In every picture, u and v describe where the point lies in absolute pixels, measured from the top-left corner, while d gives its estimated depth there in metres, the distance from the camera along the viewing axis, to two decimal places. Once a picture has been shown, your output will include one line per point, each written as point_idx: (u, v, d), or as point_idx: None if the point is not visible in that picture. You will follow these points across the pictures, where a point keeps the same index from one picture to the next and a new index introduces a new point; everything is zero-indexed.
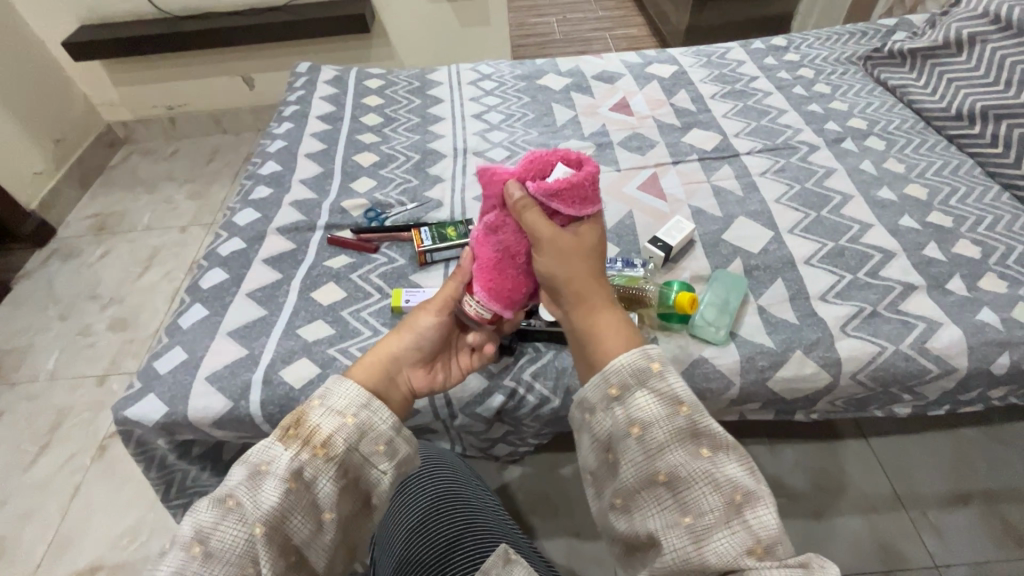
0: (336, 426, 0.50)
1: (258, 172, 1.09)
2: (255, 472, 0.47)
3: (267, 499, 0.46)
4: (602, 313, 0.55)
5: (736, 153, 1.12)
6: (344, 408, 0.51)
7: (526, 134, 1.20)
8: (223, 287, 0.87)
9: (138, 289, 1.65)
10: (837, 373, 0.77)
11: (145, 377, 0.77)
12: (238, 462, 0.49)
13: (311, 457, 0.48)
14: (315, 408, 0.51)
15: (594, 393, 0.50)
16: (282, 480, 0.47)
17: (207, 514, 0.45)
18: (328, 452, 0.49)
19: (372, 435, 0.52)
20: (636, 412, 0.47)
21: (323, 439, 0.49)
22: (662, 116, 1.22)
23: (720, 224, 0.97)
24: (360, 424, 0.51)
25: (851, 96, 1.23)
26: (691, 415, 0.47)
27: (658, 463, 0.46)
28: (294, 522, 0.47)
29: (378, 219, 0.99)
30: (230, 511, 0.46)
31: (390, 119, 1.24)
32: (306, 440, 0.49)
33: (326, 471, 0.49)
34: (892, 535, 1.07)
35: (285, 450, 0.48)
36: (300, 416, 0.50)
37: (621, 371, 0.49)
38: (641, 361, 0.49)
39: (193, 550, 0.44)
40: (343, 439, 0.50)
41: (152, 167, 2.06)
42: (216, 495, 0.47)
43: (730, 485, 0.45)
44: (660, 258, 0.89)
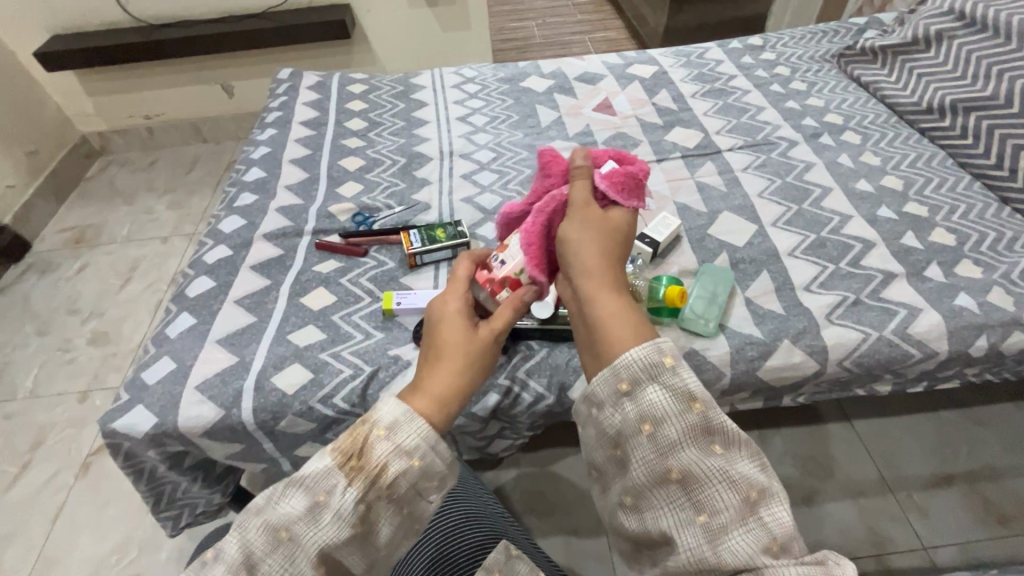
0: (403, 465, 0.47)
1: (242, 179, 1.08)
2: (314, 503, 0.46)
3: (327, 536, 0.46)
4: (614, 297, 0.56)
5: (717, 150, 1.14)
6: (413, 448, 0.48)
7: (511, 136, 1.21)
8: (211, 296, 0.86)
9: (118, 302, 1.62)
10: (824, 360, 0.79)
11: (133, 388, 0.75)
12: (295, 486, 0.47)
13: (375, 497, 0.47)
14: (380, 444, 0.48)
15: (603, 388, 0.50)
16: (343, 522, 0.46)
17: (261, 540, 0.46)
18: (391, 493, 0.47)
19: (431, 473, 0.49)
20: (647, 408, 0.47)
21: (389, 479, 0.47)
22: (645, 115, 1.24)
23: (705, 220, 0.99)
24: (426, 467, 0.48)
25: (827, 92, 1.27)
26: (704, 411, 0.47)
27: (670, 460, 0.46)
28: (350, 555, 0.48)
29: (366, 223, 0.99)
30: (282, 544, 0.46)
31: (375, 124, 1.23)
32: (372, 479, 0.47)
33: (386, 508, 0.48)
34: (881, 519, 1.10)
35: (348, 485, 0.46)
36: (364, 450, 0.48)
37: (631, 366, 0.49)
38: (653, 354, 0.49)
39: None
40: (407, 483, 0.47)
41: (130, 178, 2.03)
42: (270, 523, 0.46)
43: (745, 482, 0.45)
44: (648, 254, 0.90)
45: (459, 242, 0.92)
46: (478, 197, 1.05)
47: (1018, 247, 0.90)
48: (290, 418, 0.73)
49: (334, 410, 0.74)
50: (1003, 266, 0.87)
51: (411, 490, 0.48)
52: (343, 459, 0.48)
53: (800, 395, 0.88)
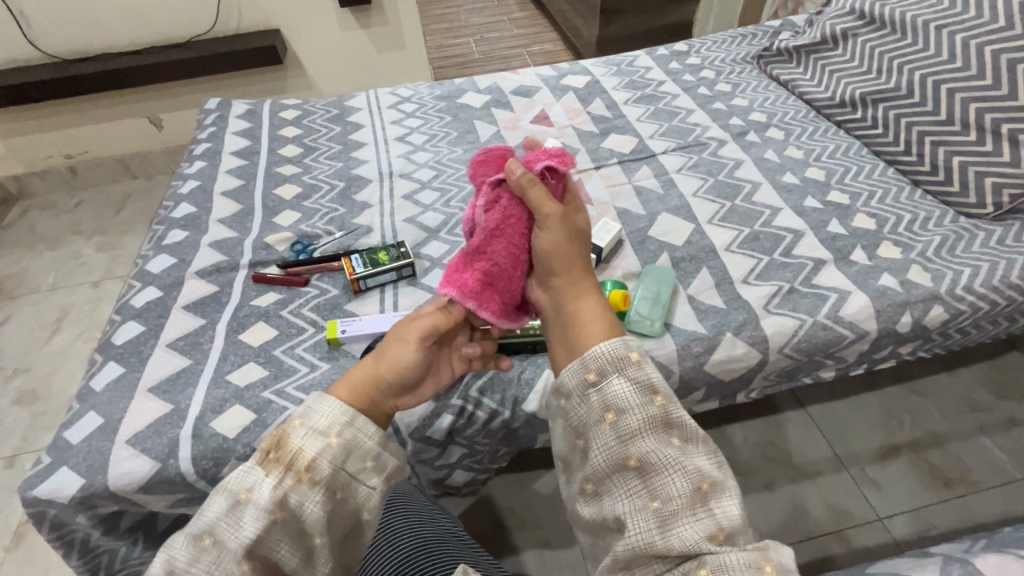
0: (318, 448, 0.53)
1: (170, 216, 1.03)
2: (236, 500, 0.50)
3: (250, 530, 0.48)
4: (589, 298, 0.58)
5: (652, 153, 1.17)
6: (328, 426, 0.54)
7: (451, 152, 1.21)
8: (140, 342, 0.81)
9: (46, 355, 1.52)
10: (766, 349, 0.81)
11: (55, 449, 0.70)
12: (216, 491, 0.51)
13: (296, 481, 0.51)
14: (295, 427, 0.54)
15: (573, 378, 0.53)
16: (264, 507, 0.49)
17: (184, 549, 0.47)
18: (312, 476, 0.52)
19: (357, 452, 0.55)
20: (612, 399, 0.50)
21: (307, 462, 0.52)
22: (581, 124, 1.27)
23: (645, 222, 1.01)
24: (346, 444, 0.54)
25: (750, 92, 1.33)
26: (664, 405, 0.50)
27: (631, 448, 0.49)
28: (283, 551, 0.51)
29: (306, 251, 0.96)
30: (206, 550, 0.47)
31: (311, 149, 1.21)
32: (289, 466, 0.52)
33: (311, 495, 0.52)
34: (839, 495, 1.14)
35: (266, 475, 0.51)
36: (279, 438, 0.53)
37: (601, 357, 0.52)
38: (620, 350, 0.52)
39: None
40: (330, 460, 0.53)
41: (52, 222, 1.91)
42: (191, 532, 0.49)
43: (697, 472, 0.47)
44: (592, 260, 0.92)
45: (403, 263, 0.91)
46: (420, 216, 1.04)
47: (932, 226, 0.96)
48: (233, 463, 0.70)
49: None
50: (919, 245, 0.93)
51: (333, 468, 0.53)
52: (259, 454, 0.52)
53: (752, 390, 0.89)
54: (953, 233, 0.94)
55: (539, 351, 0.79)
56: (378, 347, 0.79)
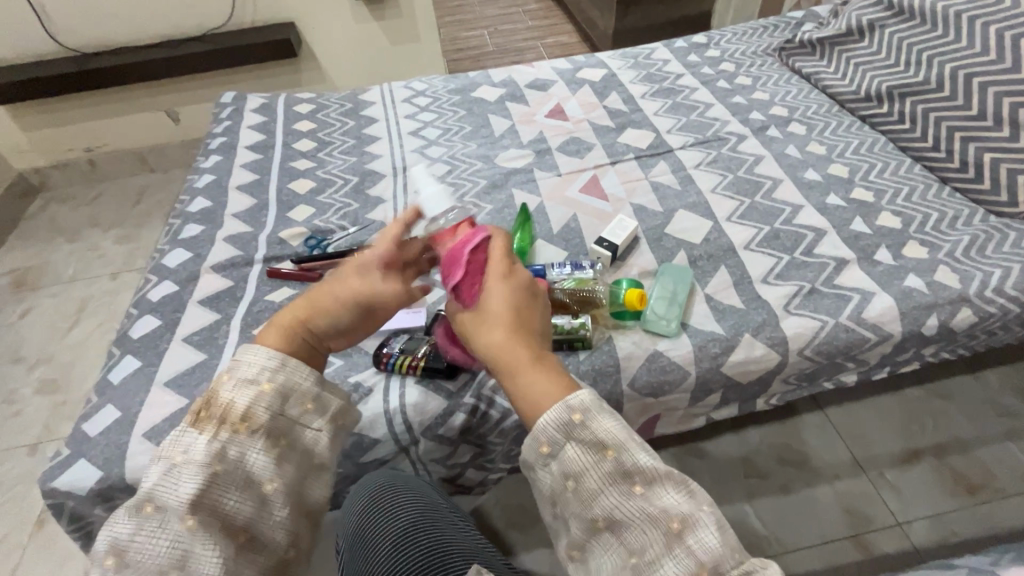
0: (249, 399, 0.57)
1: (186, 210, 1.04)
2: (173, 463, 0.53)
3: (187, 484, 0.52)
4: (527, 379, 0.54)
5: (669, 149, 1.15)
6: (256, 377, 0.58)
7: (465, 147, 1.20)
8: (156, 335, 0.81)
9: (68, 345, 1.57)
10: (786, 351, 0.79)
11: (73, 441, 0.70)
12: (153, 464, 0.54)
13: (231, 433, 0.55)
14: (225, 386, 0.57)
15: (529, 452, 0.53)
16: (202, 463, 0.53)
17: (128, 518, 0.51)
18: (249, 424, 0.56)
19: (295, 396, 0.59)
20: (567, 466, 0.51)
21: (242, 412, 0.56)
22: (596, 119, 1.25)
23: (662, 219, 0.99)
24: (279, 389, 0.58)
25: (771, 86, 1.30)
26: (617, 456, 0.50)
27: (596, 510, 0.50)
28: (230, 498, 0.53)
29: (320, 246, 0.96)
30: (149, 516, 0.50)
31: (325, 143, 1.21)
32: (223, 419, 0.55)
33: (251, 444, 0.56)
34: (857, 499, 1.12)
35: (201, 433, 0.54)
36: (209, 400, 0.56)
37: (547, 429, 0.51)
38: (564, 415, 0.51)
39: (108, 562, 0.49)
40: (265, 409, 0.57)
41: (72, 214, 1.95)
42: (133, 504, 0.52)
43: (664, 515, 0.48)
44: (607, 257, 0.91)
45: None
46: None
47: (960, 225, 0.93)
48: None
49: None
50: (947, 245, 0.90)
51: (274, 414, 0.57)
52: (194, 416, 0.56)
53: (772, 397, 0.88)
54: (983, 233, 0.91)
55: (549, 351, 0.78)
56: (392, 344, 0.78)
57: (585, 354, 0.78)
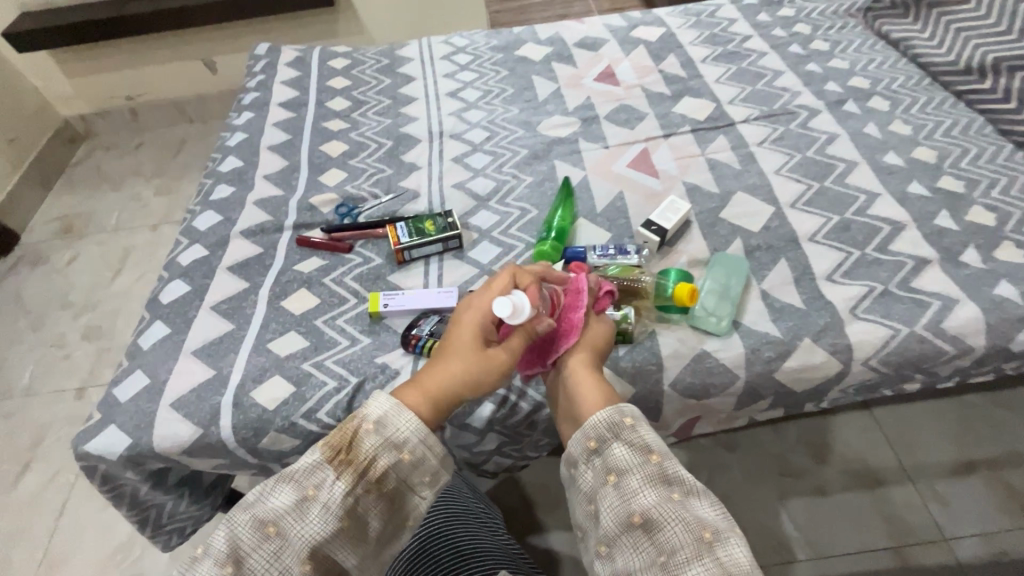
0: (390, 460, 0.51)
1: (218, 170, 1.01)
2: (304, 497, 0.49)
3: (315, 527, 0.48)
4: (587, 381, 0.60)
5: (731, 122, 1.04)
6: (401, 442, 0.51)
7: (506, 111, 1.12)
8: (185, 301, 0.80)
9: (111, 293, 1.61)
10: (849, 360, 0.72)
11: (104, 406, 0.71)
12: (283, 479, 0.50)
13: (364, 491, 0.50)
14: (368, 434, 0.51)
15: (576, 446, 0.55)
16: (334, 515, 0.48)
17: (250, 529, 0.48)
18: (381, 486, 0.51)
19: (421, 467, 0.52)
20: (611, 461, 0.52)
21: (377, 472, 0.50)
22: (650, 85, 1.14)
23: (717, 202, 0.91)
24: (415, 460, 0.52)
25: (851, 52, 1.15)
26: (661, 462, 0.51)
27: (633, 504, 0.49)
28: (338, 551, 0.49)
29: (350, 215, 0.92)
30: (270, 538, 0.48)
31: (359, 103, 1.15)
32: (360, 472, 0.50)
33: (376, 504, 0.51)
34: (898, 508, 1.05)
35: (336, 478, 0.49)
36: (353, 441, 0.51)
37: (598, 426, 0.54)
38: (615, 416, 0.54)
39: (226, 568, 0.46)
40: (396, 474, 0.51)
41: (116, 163, 1.97)
42: (260, 515, 0.49)
43: (697, 522, 0.46)
44: (655, 243, 0.85)
45: (450, 234, 0.86)
46: (470, 181, 0.98)
47: None
48: (271, 435, 0.68)
49: (319, 427, 0.69)
50: None
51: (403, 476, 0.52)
52: (330, 453, 0.50)
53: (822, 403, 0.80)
54: None
55: None
56: (422, 325, 0.75)
57: (625, 349, 0.73)
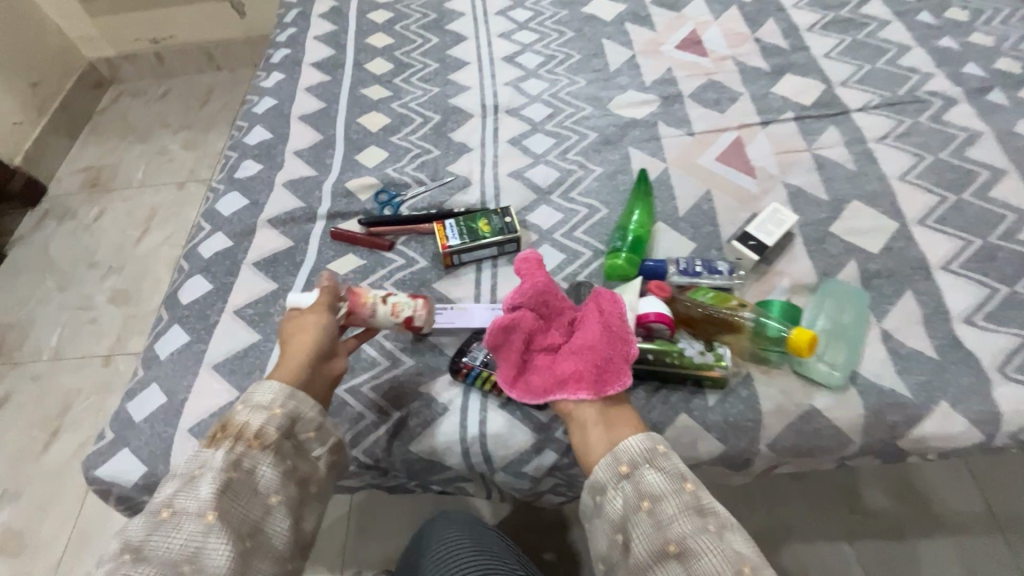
0: (266, 418, 0.53)
1: (244, 142, 0.89)
2: (191, 478, 0.49)
3: (207, 493, 0.47)
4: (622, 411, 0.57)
5: (844, 110, 0.87)
6: (272, 403, 0.54)
7: (571, 83, 0.96)
8: (206, 302, 0.71)
9: (137, 255, 1.55)
10: (994, 431, 0.58)
11: (116, 424, 0.63)
12: (164, 481, 0.49)
13: (245, 446, 0.51)
14: (240, 409, 0.53)
15: (606, 470, 0.52)
16: (222, 471, 0.49)
17: (141, 526, 0.46)
18: (261, 440, 0.52)
19: (302, 422, 0.55)
20: (645, 487, 0.50)
21: (254, 430, 0.52)
22: (744, 57, 0.96)
23: (827, 212, 0.76)
24: (290, 413, 0.54)
25: (997, 25, 0.95)
26: (695, 491, 0.49)
27: (668, 532, 0.46)
28: (238, 507, 0.48)
29: (391, 205, 0.80)
30: (165, 516, 0.46)
31: (402, 66, 1.00)
32: (237, 436, 0.52)
33: (264, 458, 0.51)
34: (984, 562, 0.94)
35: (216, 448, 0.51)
36: (225, 420, 0.53)
37: (630, 451, 0.52)
38: (648, 442, 0.52)
39: (123, 557, 0.43)
40: (276, 427, 0.53)
41: (142, 112, 1.87)
42: (149, 509, 0.47)
43: (733, 554, 0.44)
44: (751, 261, 0.71)
45: (506, 237, 0.74)
46: (529, 170, 0.85)
47: None
48: None
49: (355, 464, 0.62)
50: None
51: (289, 430, 0.54)
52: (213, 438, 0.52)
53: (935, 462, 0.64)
54: None
55: (668, 384, 0.62)
56: (473, 351, 0.64)
57: (714, 397, 0.61)
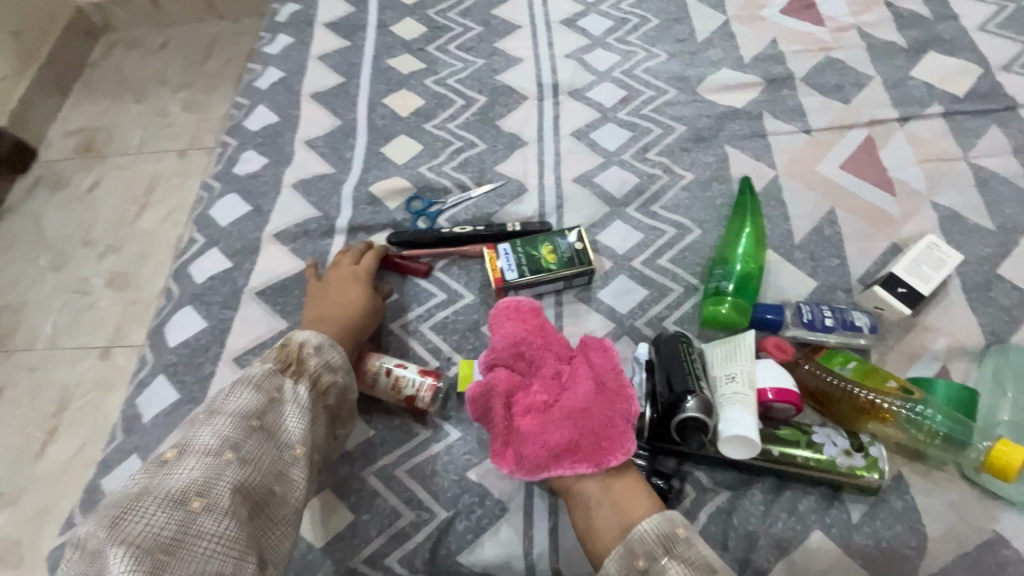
0: (335, 376, 0.47)
1: (245, 127, 0.73)
2: (271, 398, 0.43)
3: (296, 424, 0.43)
4: (631, 481, 0.44)
5: (1009, 104, 0.67)
6: (339, 366, 0.48)
7: (649, 57, 0.76)
8: (199, 345, 0.57)
9: (136, 233, 1.40)
10: None
11: (90, 506, 0.50)
12: (234, 390, 0.43)
13: (317, 398, 0.46)
14: (311, 349, 0.47)
15: (617, 567, 0.41)
16: (307, 408, 0.44)
17: (230, 425, 0.40)
18: (327, 397, 0.47)
19: (347, 399, 0.49)
20: None
21: (325, 386, 0.47)
22: (872, 27, 0.75)
23: (993, 247, 0.59)
24: (346, 387, 0.48)
25: None
26: None
27: None
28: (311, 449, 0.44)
29: (427, 216, 0.64)
30: (257, 432, 0.41)
31: (438, 29, 0.81)
32: (313, 381, 0.46)
33: (322, 417, 0.46)
34: None
35: (296, 384, 0.45)
36: (298, 355, 0.46)
37: (644, 539, 0.41)
38: (663, 524, 0.41)
39: (224, 457, 0.39)
40: (340, 390, 0.48)
41: (137, 66, 1.68)
42: (234, 414, 0.41)
43: None
44: (901, 313, 0.54)
45: (576, 269, 0.58)
46: (599, 173, 0.67)
47: None
48: None
49: None
50: None
51: (341, 399, 0.48)
52: (280, 365, 0.46)
53: None
54: None
55: (793, 481, 0.48)
56: None
57: (857, 508, 0.47)
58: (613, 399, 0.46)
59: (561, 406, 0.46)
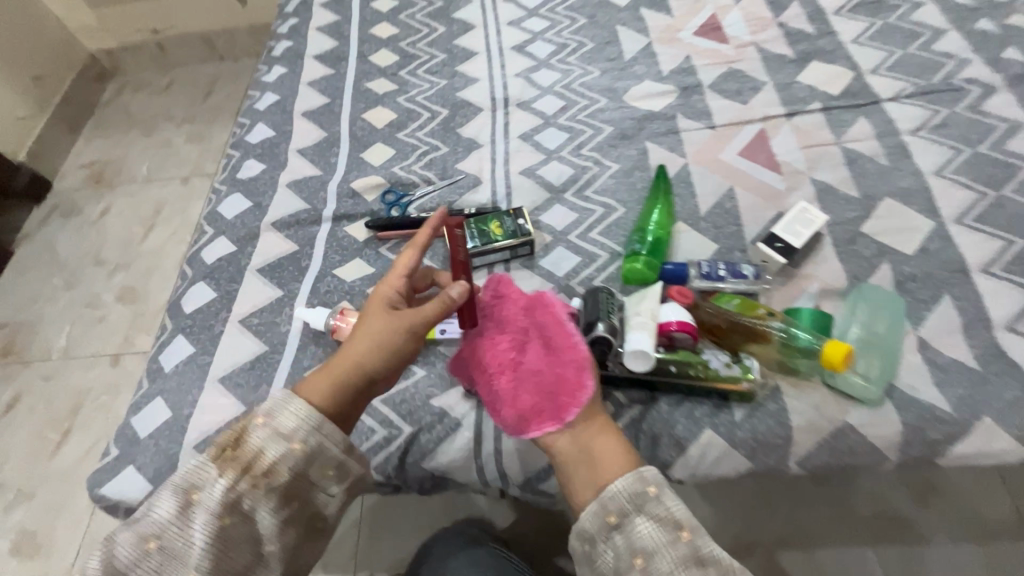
0: (280, 450, 0.47)
1: (246, 141, 0.87)
2: (188, 500, 0.46)
3: (195, 541, 0.45)
4: (610, 442, 0.52)
5: (875, 99, 0.82)
6: (294, 431, 0.48)
7: (584, 73, 0.92)
8: (210, 311, 0.69)
9: (143, 252, 1.53)
10: None
11: (121, 439, 0.62)
12: (162, 490, 0.47)
13: (249, 487, 0.46)
14: (258, 427, 0.48)
15: (593, 521, 0.48)
16: (212, 515, 0.45)
17: (132, 544, 0.45)
18: (268, 480, 0.47)
19: (321, 459, 0.49)
20: (637, 541, 0.46)
21: (266, 464, 0.47)
22: (767, 43, 0.91)
23: (858, 211, 0.72)
24: (313, 449, 0.48)
25: None
26: (692, 540, 0.46)
27: None
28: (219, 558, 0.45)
29: (398, 205, 0.77)
30: (151, 554, 0.45)
31: (408, 57, 0.96)
32: (245, 468, 0.47)
33: (265, 500, 0.47)
34: None
35: (219, 477, 0.46)
36: (241, 435, 0.48)
37: (618, 496, 0.48)
38: (636, 484, 0.49)
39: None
40: (289, 467, 0.47)
41: (145, 104, 1.84)
42: (139, 529, 0.46)
43: None
44: (779, 264, 0.67)
45: (520, 240, 0.71)
46: (542, 167, 0.81)
47: None
48: None
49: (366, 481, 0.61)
50: None
51: (307, 466, 0.48)
52: (223, 449, 0.48)
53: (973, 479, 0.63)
54: None
55: (693, 396, 0.60)
56: None
57: (742, 412, 0.58)
58: (567, 356, 0.55)
59: (526, 366, 0.55)
